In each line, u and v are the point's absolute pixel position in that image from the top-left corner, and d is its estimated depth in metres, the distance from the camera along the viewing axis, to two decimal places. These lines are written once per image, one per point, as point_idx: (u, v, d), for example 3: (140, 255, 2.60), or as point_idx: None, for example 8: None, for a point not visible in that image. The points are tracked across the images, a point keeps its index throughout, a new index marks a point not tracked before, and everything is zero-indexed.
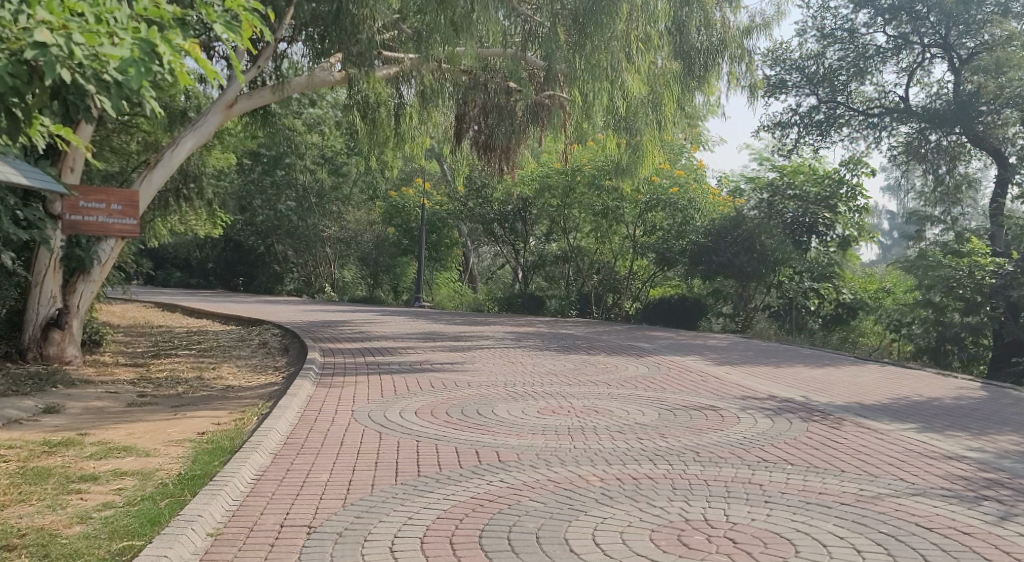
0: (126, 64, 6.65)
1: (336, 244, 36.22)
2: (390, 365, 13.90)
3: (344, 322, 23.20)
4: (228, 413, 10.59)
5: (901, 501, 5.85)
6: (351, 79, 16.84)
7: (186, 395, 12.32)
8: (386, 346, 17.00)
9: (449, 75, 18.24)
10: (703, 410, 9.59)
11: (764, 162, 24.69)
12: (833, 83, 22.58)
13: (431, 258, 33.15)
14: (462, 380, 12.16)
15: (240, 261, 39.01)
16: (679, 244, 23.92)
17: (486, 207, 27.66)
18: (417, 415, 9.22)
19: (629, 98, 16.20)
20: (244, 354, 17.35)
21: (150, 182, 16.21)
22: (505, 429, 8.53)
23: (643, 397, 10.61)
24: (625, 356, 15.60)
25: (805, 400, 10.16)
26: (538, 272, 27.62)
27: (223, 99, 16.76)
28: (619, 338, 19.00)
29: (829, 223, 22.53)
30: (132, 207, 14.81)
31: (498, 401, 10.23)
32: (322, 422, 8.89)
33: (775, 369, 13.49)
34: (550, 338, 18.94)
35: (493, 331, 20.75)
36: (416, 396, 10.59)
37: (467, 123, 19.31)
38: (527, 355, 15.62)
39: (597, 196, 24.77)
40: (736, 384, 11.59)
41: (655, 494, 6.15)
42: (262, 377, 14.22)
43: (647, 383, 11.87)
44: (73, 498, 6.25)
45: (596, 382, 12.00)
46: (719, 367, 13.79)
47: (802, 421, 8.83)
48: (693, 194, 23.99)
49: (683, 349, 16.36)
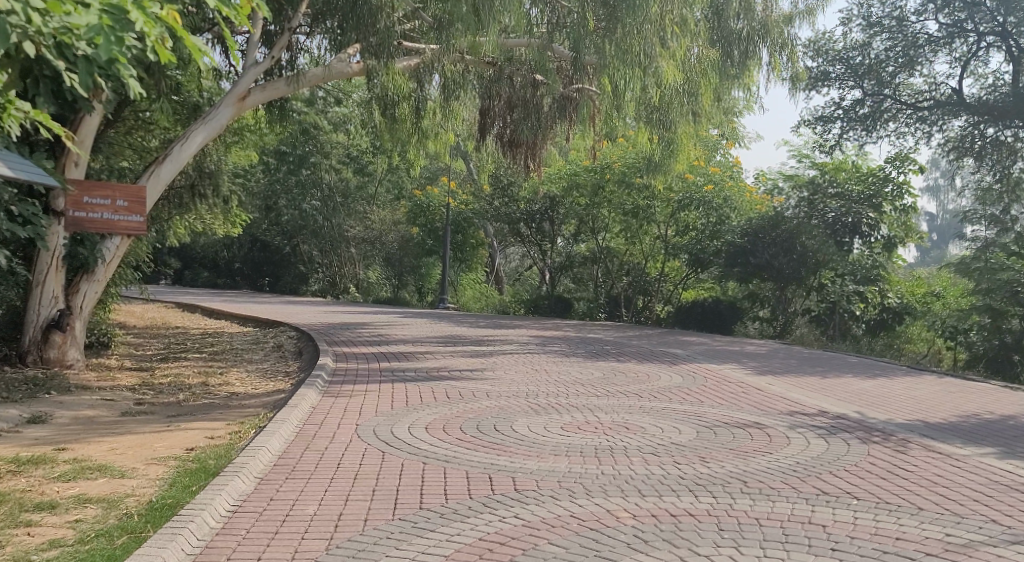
0: (92, 34, 5.71)
1: (362, 244, 34.88)
2: (406, 372, 12.97)
3: (363, 325, 22.37)
4: (226, 425, 9.74)
5: (1000, 554, 4.88)
6: (369, 71, 16.02)
7: (186, 403, 11.46)
8: (404, 351, 16.12)
9: (473, 67, 17.37)
10: (747, 428, 8.61)
11: (804, 159, 23.60)
12: (880, 74, 21.53)
13: (456, 258, 32.23)
14: (482, 389, 11.23)
15: (265, 261, 38.35)
16: (713, 245, 22.76)
17: (512, 207, 26.73)
18: (427, 431, 8.34)
19: (663, 87, 15.18)
20: (255, 358, 16.55)
21: (158, 177, 15.41)
22: (524, 449, 7.62)
23: (678, 412, 9.64)
24: (657, 363, 14.64)
25: (861, 418, 9.17)
26: (565, 273, 26.78)
27: (235, 90, 15.92)
28: (650, 344, 18.03)
29: (873, 224, 21.43)
30: (138, 204, 13.82)
31: (518, 415, 9.29)
32: (322, 438, 8.01)
33: (822, 380, 12.48)
34: (578, 343, 18.01)
35: (518, 335, 19.80)
36: (429, 409, 9.70)
37: (492, 119, 18.07)
38: (553, 361, 14.69)
39: (627, 194, 23.80)
40: (781, 398, 10.60)
41: (699, 538, 5.20)
42: (270, 383, 13.38)
43: (682, 395, 10.88)
44: (19, 534, 5.38)
45: (627, 393, 11.03)
46: (760, 377, 12.79)
47: (861, 443, 7.85)
48: (729, 192, 23.03)
49: (719, 356, 15.35)
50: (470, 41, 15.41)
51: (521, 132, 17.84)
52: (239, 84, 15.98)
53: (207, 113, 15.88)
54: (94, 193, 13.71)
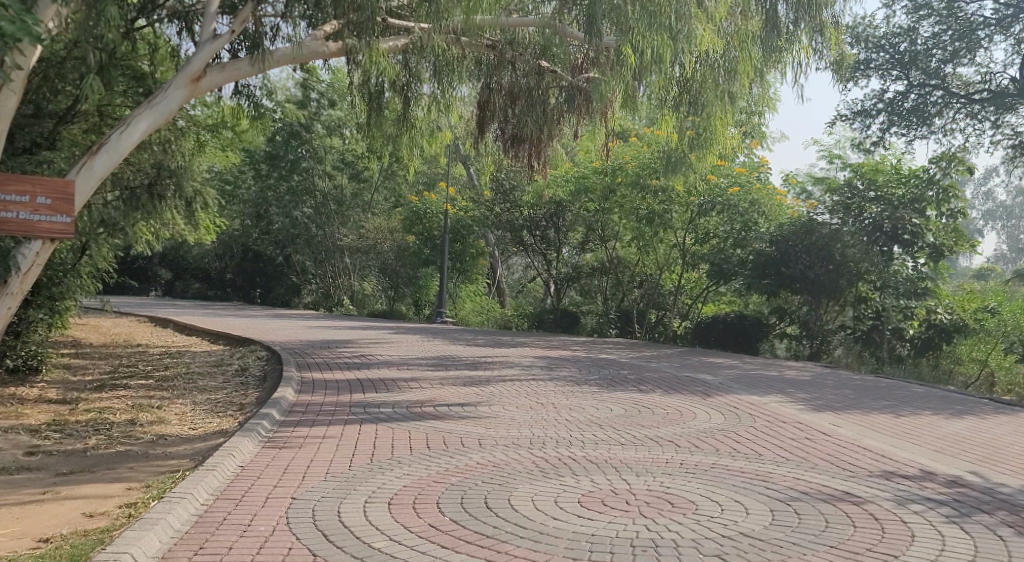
0: None
1: (355, 254, 32.25)
2: (381, 409, 10.45)
3: (347, 343, 19.86)
4: (123, 492, 7.30)
5: None
6: (348, 51, 13.36)
7: (91, 453, 9.13)
8: (386, 377, 13.63)
9: (470, 51, 14.75)
10: (840, 504, 6.13)
11: (837, 159, 21.05)
12: (925, 65, 19.24)
13: (454, 269, 29.61)
14: (472, 436, 8.71)
15: (256, 272, 35.92)
16: (738, 254, 20.37)
17: (515, 213, 24.16)
18: (391, 514, 5.88)
19: (696, 55, 12.67)
20: (210, 386, 14.04)
21: (90, 169, 12.09)
22: (526, 551, 5.15)
23: (733, 473, 7.14)
24: (687, 393, 12.10)
25: (989, 486, 6.69)
26: (571, 285, 24.48)
27: (188, 68, 12.88)
28: (674, 368, 15.48)
29: (915, 231, 18.68)
30: (65, 202, 9.65)
31: (519, 481, 6.79)
32: (232, 529, 5.55)
33: (899, 419, 9.95)
34: (589, 367, 15.46)
35: (518, 356, 17.34)
36: (399, 470, 7.17)
37: (491, 114, 15.58)
38: (563, 392, 12.19)
39: (642, 198, 21.17)
40: (861, 448, 8.10)
41: None
42: (215, 420, 10.96)
43: (730, 444, 8.37)
44: None
45: (658, 441, 8.52)
46: (819, 413, 10.26)
47: (1019, 538, 5.41)
48: (758, 196, 20.38)
49: (758, 383, 12.84)
50: (464, 19, 12.88)
51: (524, 124, 15.37)
52: (193, 60, 12.84)
53: (155, 97, 12.80)
54: (10, 186, 9.29)
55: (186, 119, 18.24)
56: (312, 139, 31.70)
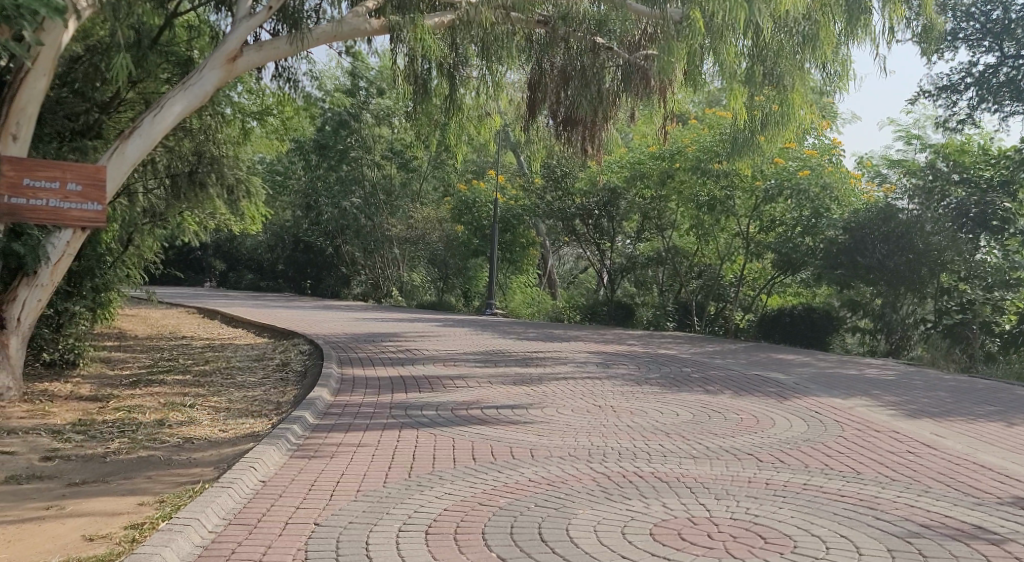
0: None
1: (403, 245, 31.50)
2: (424, 412, 9.51)
3: (394, 336, 19.03)
4: (134, 508, 6.47)
5: None
6: (392, 28, 12.45)
7: (111, 457, 8.33)
8: (434, 374, 12.71)
9: (522, 28, 13.70)
10: (971, 544, 5.07)
11: (915, 140, 19.75)
12: (1016, 35, 17.98)
13: (505, 260, 28.60)
14: (524, 446, 7.75)
15: (307, 263, 35.04)
16: (808, 243, 19.10)
17: (567, 201, 23.32)
18: (429, 550, 4.98)
19: (776, 13, 11.49)
20: (248, 382, 13.26)
21: (121, 156, 11.08)
22: None
23: (831, 498, 6.10)
24: (760, 395, 11.02)
25: None
26: (626, 275, 23.41)
27: (223, 48, 11.54)
28: (742, 365, 14.35)
29: (1008, 217, 17.49)
30: (97, 188, 9.06)
31: (578, 506, 5.82)
32: None
33: (1010, 428, 8.78)
34: (649, 364, 14.40)
35: (572, 351, 16.36)
36: (440, 489, 6.24)
37: (541, 95, 14.39)
38: (623, 392, 11.17)
39: (702, 184, 20.01)
40: (976, 466, 7.00)
41: None
42: (249, 420, 10.14)
43: (819, 458, 7.31)
44: None
45: (736, 454, 7.49)
46: (915, 421, 9.13)
47: None
48: (829, 179, 19.11)
49: (837, 384, 11.70)
50: None
51: (578, 106, 14.19)
52: (230, 38, 11.53)
53: (189, 79, 11.56)
54: (38, 172, 8.73)
55: (232, 105, 17.50)
56: (361, 128, 31.08)
